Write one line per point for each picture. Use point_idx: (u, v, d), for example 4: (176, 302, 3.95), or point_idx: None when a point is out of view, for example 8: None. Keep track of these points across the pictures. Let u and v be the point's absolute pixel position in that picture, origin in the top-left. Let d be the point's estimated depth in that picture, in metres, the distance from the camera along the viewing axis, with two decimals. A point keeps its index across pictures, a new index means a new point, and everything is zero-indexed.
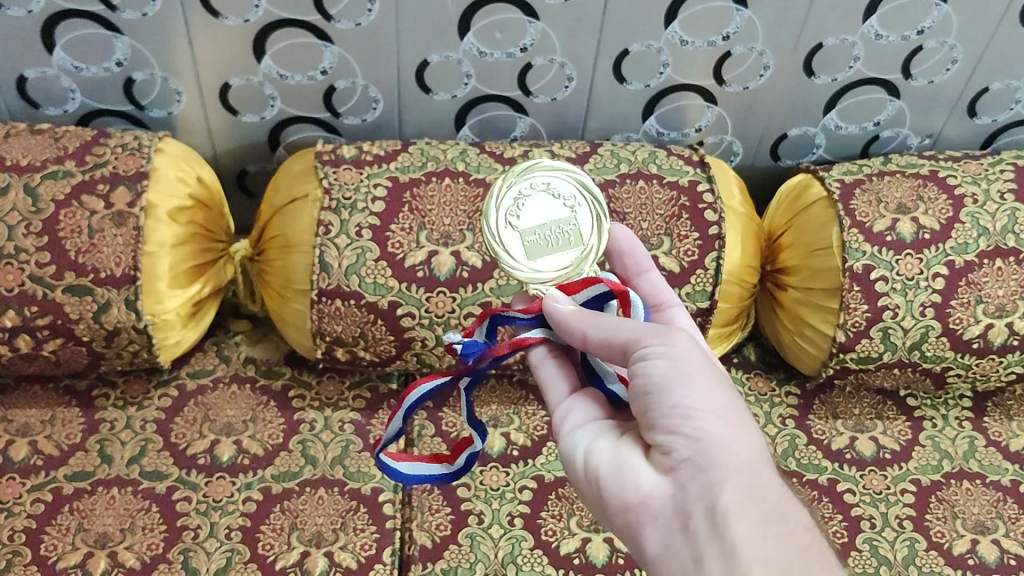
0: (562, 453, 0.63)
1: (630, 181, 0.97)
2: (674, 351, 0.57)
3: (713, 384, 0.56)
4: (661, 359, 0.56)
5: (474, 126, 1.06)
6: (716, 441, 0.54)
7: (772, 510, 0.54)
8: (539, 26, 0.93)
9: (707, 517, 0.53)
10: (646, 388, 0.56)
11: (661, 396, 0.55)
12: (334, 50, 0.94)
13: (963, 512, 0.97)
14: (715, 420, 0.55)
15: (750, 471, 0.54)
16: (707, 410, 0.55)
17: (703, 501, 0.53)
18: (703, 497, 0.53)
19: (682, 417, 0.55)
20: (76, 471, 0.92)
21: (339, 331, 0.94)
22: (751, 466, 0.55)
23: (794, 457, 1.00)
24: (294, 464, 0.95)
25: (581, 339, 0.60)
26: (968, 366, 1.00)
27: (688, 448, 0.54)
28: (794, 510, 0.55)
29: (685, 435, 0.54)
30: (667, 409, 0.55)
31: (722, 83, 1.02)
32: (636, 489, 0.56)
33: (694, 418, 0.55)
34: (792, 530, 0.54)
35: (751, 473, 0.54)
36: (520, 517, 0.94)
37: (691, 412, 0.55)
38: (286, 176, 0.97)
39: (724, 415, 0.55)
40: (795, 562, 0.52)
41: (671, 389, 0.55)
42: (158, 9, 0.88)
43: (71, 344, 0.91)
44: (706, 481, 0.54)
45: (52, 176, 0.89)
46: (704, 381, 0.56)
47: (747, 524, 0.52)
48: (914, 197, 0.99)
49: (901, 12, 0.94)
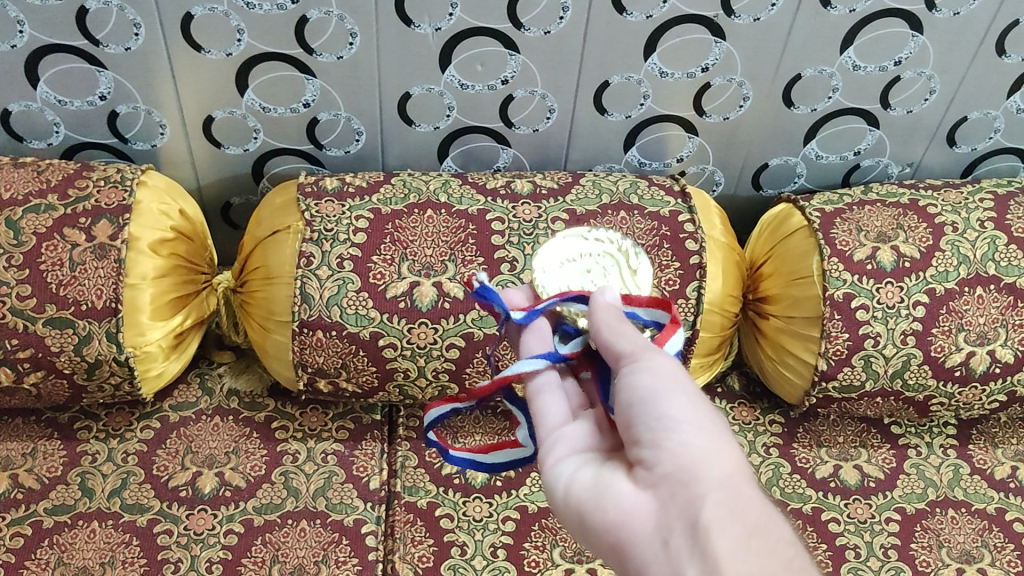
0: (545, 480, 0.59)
1: (611, 212, 0.97)
2: (663, 367, 0.56)
3: (698, 399, 0.55)
4: (648, 372, 0.55)
5: (457, 157, 1.07)
6: (699, 454, 0.52)
7: (756, 524, 0.50)
8: (520, 59, 0.94)
9: (688, 533, 0.50)
10: (629, 401, 0.55)
11: (645, 409, 0.54)
12: (317, 82, 0.95)
13: (948, 541, 0.96)
14: (699, 435, 0.53)
15: (734, 484, 0.52)
16: (692, 423, 0.54)
17: (684, 514, 0.50)
18: (685, 511, 0.51)
19: (665, 431, 0.53)
20: (57, 504, 0.91)
21: (321, 362, 0.94)
22: (736, 484, 0.52)
23: (778, 486, 1.00)
24: (276, 497, 0.95)
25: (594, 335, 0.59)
26: (951, 394, 1.00)
27: (670, 463, 0.52)
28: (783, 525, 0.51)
29: (668, 449, 0.53)
30: (652, 421, 0.54)
31: (703, 114, 1.03)
32: (618, 506, 0.53)
33: (678, 431, 0.53)
34: (779, 543, 0.49)
35: (734, 490, 0.51)
36: (504, 548, 0.93)
37: (675, 426, 0.53)
38: (269, 209, 0.97)
39: (707, 428, 0.54)
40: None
41: (656, 401, 0.54)
42: (141, 43, 0.89)
43: (51, 376, 0.91)
44: (687, 495, 0.51)
45: (35, 210, 0.89)
46: (688, 395, 0.55)
47: (731, 538, 0.49)
48: (894, 225, 0.99)
49: (877, 43, 0.96)
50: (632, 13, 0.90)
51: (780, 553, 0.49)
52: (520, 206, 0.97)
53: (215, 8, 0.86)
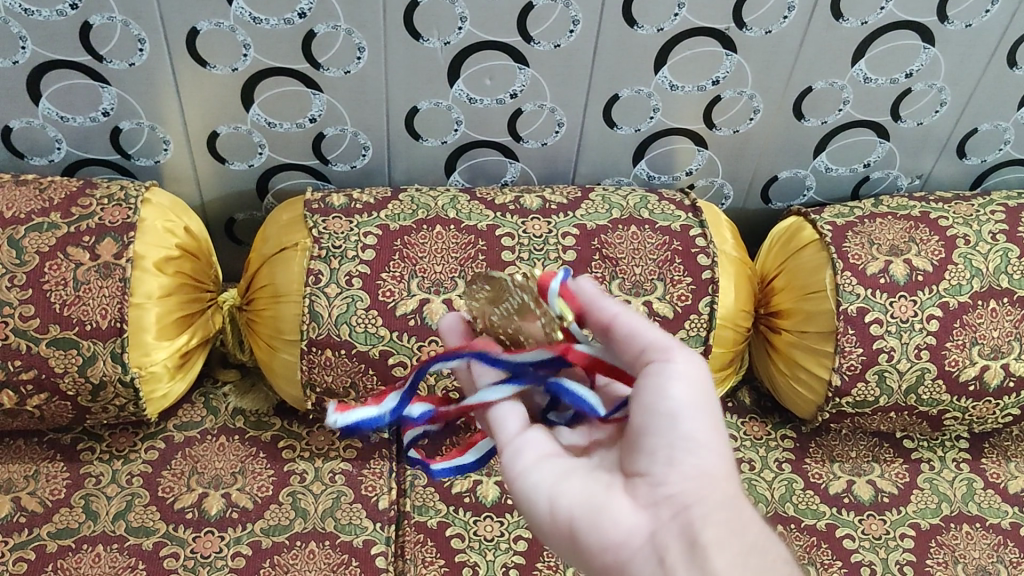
0: (513, 487, 0.56)
1: (622, 227, 0.96)
2: (692, 375, 0.54)
3: (714, 413, 0.54)
4: (681, 377, 0.53)
5: (464, 171, 1.06)
6: (706, 477, 0.53)
7: (753, 543, 0.53)
8: (529, 73, 0.93)
9: (688, 553, 0.52)
10: (657, 407, 0.53)
11: (668, 424, 0.52)
12: (323, 97, 0.94)
13: (964, 557, 0.95)
14: (710, 454, 0.54)
15: (733, 506, 0.54)
16: (707, 443, 0.54)
17: (684, 535, 0.52)
18: (685, 532, 0.52)
19: (682, 451, 0.53)
20: (61, 528, 0.90)
21: (330, 381, 0.93)
22: (734, 503, 0.54)
23: (791, 502, 0.99)
24: (283, 518, 0.93)
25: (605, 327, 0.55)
26: (965, 409, 1.00)
27: (679, 485, 0.53)
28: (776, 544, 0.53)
29: (680, 471, 0.53)
30: (672, 439, 0.53)
31: (713, 127, 1.02)
32: (618, 521, 0.53)
33: (692, 453, 0.53)
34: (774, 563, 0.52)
35: (734, 512, 0.53)
36: (515, 568, 0.92)
37: (689, 448, 0.53)
38: (275, 226, 0.96)
39: (716, 448, 0.54)
40: None
41: (682, 416, 0.53)
42: (145, 59, 0.88)
43: (55, 399, 0.89)
44: (690, 518, 0.52)
45: (38, 228, 0.88)
46: (709, 411, 0.54)
47: (729, 556, 0.51)
48: (906, 239, 0.98)
49: (889, 55, 0.95)
50: (643, 26, 0.89)
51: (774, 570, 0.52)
52: (530, 221, 0.96)
53: (222, 23, 0.85)
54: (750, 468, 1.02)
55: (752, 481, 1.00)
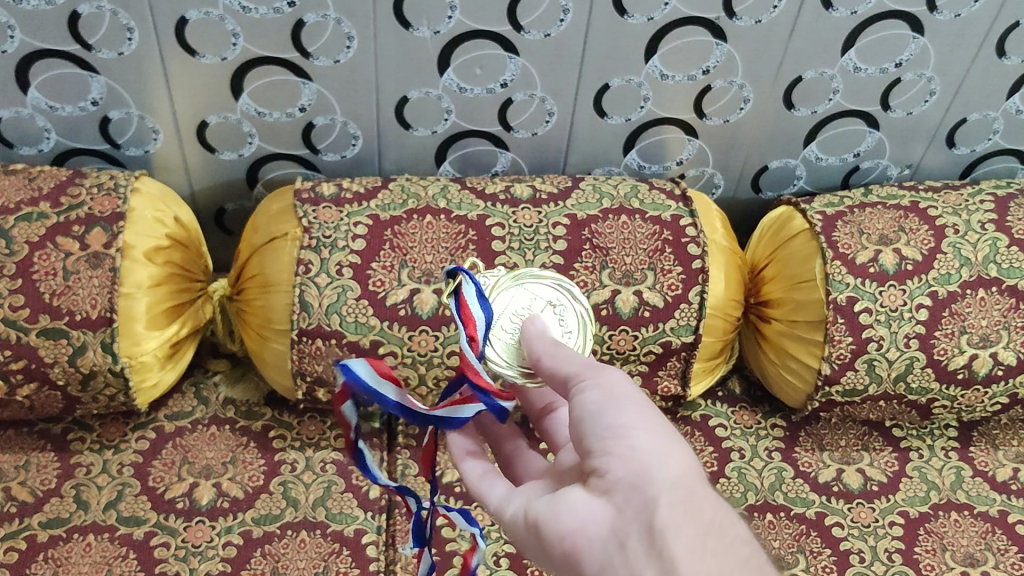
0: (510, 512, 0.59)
1: (612, 216, 0.96)
2: (612, 382, 0.54)
3: (647, 408, 0.53)
4: (596, 387, 0.53)
5: (455, 161, 1.06)
6: (650, 456, 0.51)
7: (711, 523, 0.49)
8: (519, 62, 0.93)
9: (644, 537, 0.48)
10: (580, 418, 0.54)
11: (595, 422, 0.53)
12: (313, 87, 0.94)
13: (952, 544, 0.96)
14: (649, 437, 0.52)
15: (689, 487, 0.50)
16: (641, 428, 0.52)
17: (641, 518, 0.49)
18: (643, 515, 0.49)
19: (614, 439, 0.52)
20: (51, 518, 0.90)
21: (321, 371, 0.93)
22: (687, 483, 0.50)
23: (781, 490, 0.99)
24: (275, 507, 0.93)
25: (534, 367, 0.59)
26: (954, 397, 1.00)
27: (623, 469, 0.51)
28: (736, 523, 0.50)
29: (620, 456, 0.51)
30: (602, 432, 0.52)
31: (703, 117, 1.02)
32: (575, 512, 0.52)
33: (630, 438, 0.51)
34: (732, 544, 0.49)
35: (687, 490, 0.50)
36: (506, 557, 0.92)
37: (625, 434, 0.52)
38: (265, 215, 0.96)
39: (657, 432, 0.52)
40: None
41: (607, 413, 0.53)
42: (134, 48, 0.88)
43: (45, 388, 0.89)
44: (641, 500, 0.49)
45: (27, 218, 0.88)
46: (637, 404, 0.53)
47: (686, 537, 0.48)
48: (895, 228, 0.99)
49: (879, 44, 0.95)
50: (634, 15, 0.89)
51: (733, 553, 0.48)
52: (520, 211, 0.96)
53: (210, 12, 0.85)
54: (740, 457, 1.02)
55: (742, 470, 1.01)
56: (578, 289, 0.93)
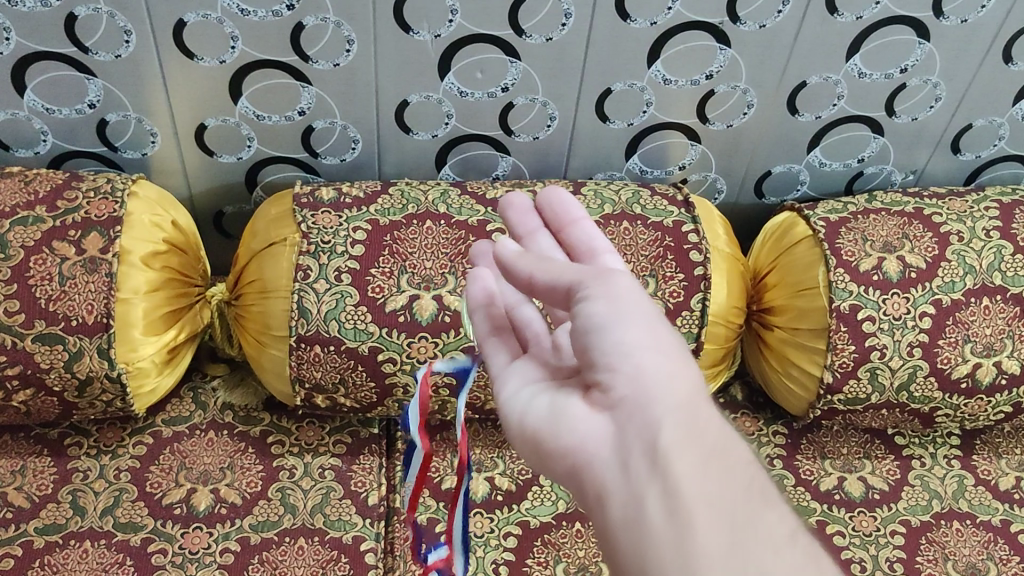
0: (501, 414, 0.53)
1: (614, 222, 0.95)
2: (616, 290, 0.48)
3: (655, 319, 0.48)
4: (600, 297, 0.48)
5: (455, 165, 1.05)
6: (655, 376, 0.46)
7: (714, 444, 0.45)
8: (520, 66, 0.92)
9: (647, 456, 0.44)
10: (585, 330, 0.48)
11: (596, 338, 0.47)
12: (312, 90, 0.93)
13: (955, 554, 0.95)
14: (655, 354, 0.47)
15: (694, 404, 0.46)
16: (647, 342, 0.47)
17: (643, 436, 0.45)
18: (646, 432, 0.45)
19: (619, 354, 0.47)
20: (47, 524, 0.89)
21: (319, 377, 0.92)
22: (692, 402, 0.46)
23: (782, 499, 0.99)
24: (273, 513, 0.93)
25: (526, 285, 0.51)
26: (957, 406, 0.99)
27: (627, 385, 0.46)
28: (742, 447, 0.45)
29: (623, 372, 0.47)
30: (606, 349, 0.47)
31: (706, 121, 1.01)
32: (574, 427, 0.47)
33: (634, 353, 0.47)
34: (741, 468, 0.44)
35: (691, 408, 0.46)
36: (505, 564, 0.92)
37: (630, 351, 0.47)
38: (263, 220, 0.95)
39: (663, 347, 0.48)
40: (741, 506, 0.42)
41: (609, 330, 0.47)
42: (132, 51, 0.87)
43: (42, 394, 0.88)
44: (644, 418, 0.45)
45: (23, 222, 0.87)
46: (645, 317, 0.48)
47: (691, 461, 0.43)
48: (899, 235, 0.98)
49: (884, 50, 0.94)
50: (636, 20, 0.88)
51: (741, 479, 0.44)
52: None
53: (209, 15, 0.84)
54: None
55: None
56: None
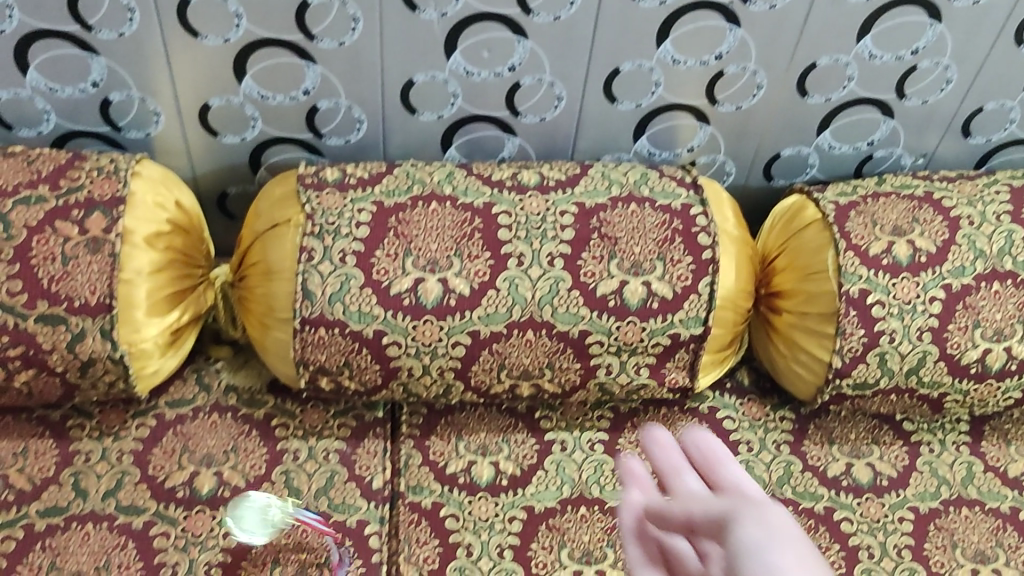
0: None
1: (621, 204, 0.94)
2: (768, 518, 0.53)
3: (802, 543, 0.52)
4: (751, 523, 0.53)
5: (461, 146, 1.03)
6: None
7: None
8: (528, 45, 0.91)
9: None
10: (733, 552, 0.52)
11: (745, 556, 0.51)
12: (317, 69, 0.92)
13: (962, 541, 0.95)
14: (800, 565, 0.50)
15: None
16: (787, 548, 0.51)
17: None
18: None
19: (753, 557, 0.51)
20: (49, 506, 0.89)
21: (324, 360, 0.91)
22: None
23: (789, 485, 0.98)
24: (277, 497, 0.92)
25: (685, 523, 0.57)
26: (966, 391, 0.98)
27: None
28: None
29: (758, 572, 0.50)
30: (747, 559, 0.51)
31: (715, 103, 1.00)
32: None
33: (772, 555, 0.50)
34: None
35: None
36: (510, 549, 0.91)
37: (771, 553, 0.50)
38: (267, 200, 0.94)
39: (803, 559, 0.51)
40: None
41: (755, 553, 0.51)
42: (135, 29, 0.86)
43: (43, 375, 0.87)
44: None
45: (25, 202, 0.86)
46: (792, 540, 0.52)
47: None
48: (910, 219, 0.97)
49: (896, 31, 0.93)
50: None
51: None
52: (527, 199, 0.94)
53: None
54: (749, 450, 1.01)
55: (750, 463, 1.00)
56: (586, 279, 0.92)
